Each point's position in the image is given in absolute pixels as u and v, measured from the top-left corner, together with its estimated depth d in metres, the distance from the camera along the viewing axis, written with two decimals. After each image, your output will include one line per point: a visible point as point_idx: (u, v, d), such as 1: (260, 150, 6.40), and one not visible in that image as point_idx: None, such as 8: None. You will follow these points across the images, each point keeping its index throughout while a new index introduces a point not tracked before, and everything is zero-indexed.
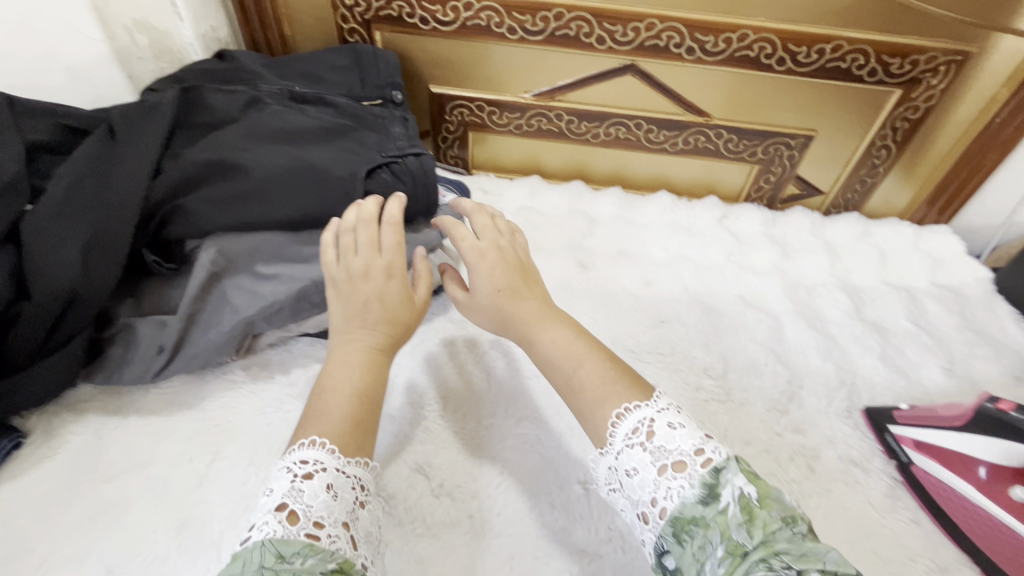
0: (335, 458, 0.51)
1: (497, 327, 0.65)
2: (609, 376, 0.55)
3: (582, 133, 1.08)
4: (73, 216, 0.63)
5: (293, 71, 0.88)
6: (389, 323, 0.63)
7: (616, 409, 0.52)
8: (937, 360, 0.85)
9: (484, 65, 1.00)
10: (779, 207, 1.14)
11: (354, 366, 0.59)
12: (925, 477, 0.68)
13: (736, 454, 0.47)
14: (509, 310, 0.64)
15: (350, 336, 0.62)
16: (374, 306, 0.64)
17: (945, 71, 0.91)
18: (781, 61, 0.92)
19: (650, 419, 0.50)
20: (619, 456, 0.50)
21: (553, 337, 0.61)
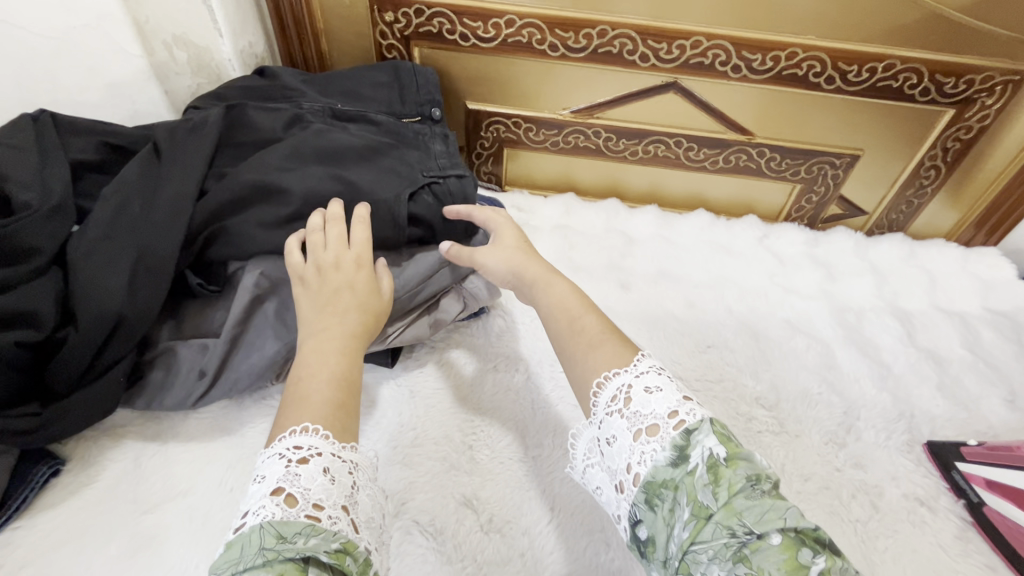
0: (330, 443, 0.48)
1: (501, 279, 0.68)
2: (605, 329, 0.58)
3: (620, 151, 1.06)
4: (121, 239, 0.62)
5: (338, 87, 0.85)
6: (360, 309, 0.61)
7: (599, 376, 0.53)
8: (998, 392, 0.81)
9: (523, 81, 0.98)
10: (820, 227, 1.12)
11: (329, 354, 0.56)
12: (1000, 520, 0.64)
13: (712, 417, 0.48)
14: (516, 266, 0.67)
15: (323, 326, 0.59)
16: (344, 294, 0.62)
17: (1002, 91, 0.89)
18: (830, 79, 0.90)
19: (627, 386, 0.50)
20: (601, 424, 0.51)
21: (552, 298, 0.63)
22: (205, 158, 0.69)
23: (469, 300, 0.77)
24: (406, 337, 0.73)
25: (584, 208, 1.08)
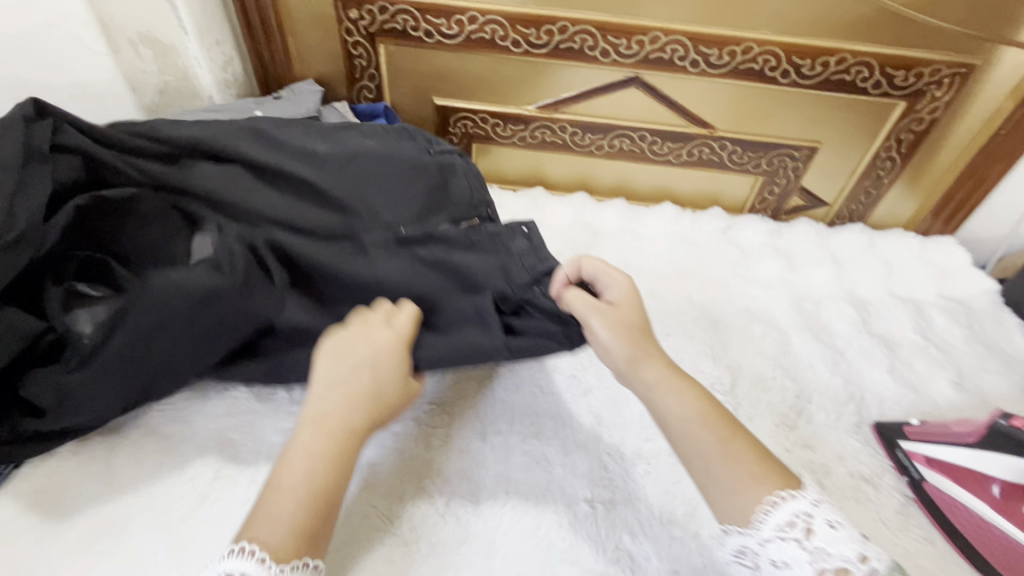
0: (265, 568, 0.44)
1: (621, 357, 0.59)
2: (758, 470, 0.51)
3: (586, 145, 1.07)
4: (113, 389, 0.57)
5: (354, 148, 0.73)
6: (372, 400, 0.55)
7: (768, 497, 0.49)
8: (946, 374, 0.84)
9: (488, 77, 1.00)
10: (783, 218, 1.14)
11: (317, 458, 0.51)
12: (939, 495, 0.67)
13: (895, 561, 0.47)
14: (642, 351, 0.60)
15: (320, 417, 0.53)
16: (363, 370, 0.56)
17: (950, 83, 0.92)
18: (786, 73, 0.92)
19: (806, 514, 0.47)
20: (766, 543, 0.48)
21: (694, 407, 0.56)
22: (237, 307, 0.59)
23: None
24: None
25: (552, 202, 1.10)
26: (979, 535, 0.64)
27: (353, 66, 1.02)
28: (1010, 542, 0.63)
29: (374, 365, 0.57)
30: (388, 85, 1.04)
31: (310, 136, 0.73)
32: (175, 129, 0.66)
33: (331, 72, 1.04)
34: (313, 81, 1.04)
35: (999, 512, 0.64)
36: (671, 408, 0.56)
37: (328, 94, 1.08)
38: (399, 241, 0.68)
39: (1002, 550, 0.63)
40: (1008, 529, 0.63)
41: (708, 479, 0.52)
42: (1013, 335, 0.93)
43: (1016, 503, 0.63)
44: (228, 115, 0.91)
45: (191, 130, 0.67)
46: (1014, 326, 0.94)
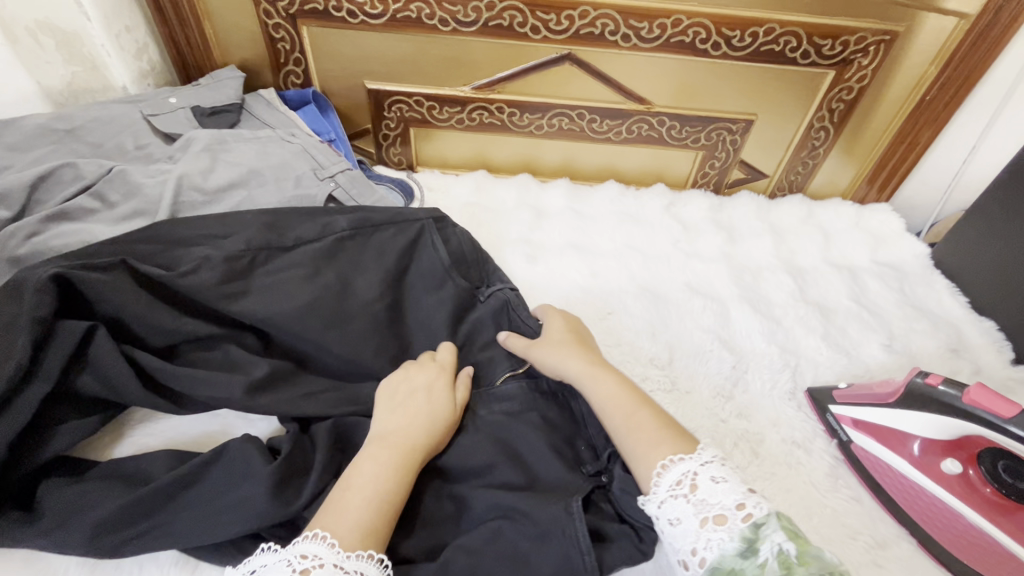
0: (335, 553, 0.46)
1: (554, 363, 0.67)
2: (656, 429, 0.56)
3: (525, 126, 1.05)
4: (115, 530, 0.53)
5: (422, 300, 0.74)
6: (431, 424, 0.59)
7: (662, 459, 0.53)
8: (878, 338, 0.86)
9: (419, 58, 0.97)
10: (726, 191, 1.15)
11: (385, 468, 0.54)
12: (865, 455, 0.69)
13: (777, 510, 0.48)
14: (572, 353, 0.67)
15: (385, 434, 0.57)
16: (419, 396, 0.62)
17: (875, 51, 0.93)
18: (716, 45, 0.92)
19: (693, 471, 0.51)
20: (662, 504, 0.51)
21: (617, 399, 0.61)
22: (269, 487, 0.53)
23: None
24: None
25: (494, 185, 1.08)
26: (901, 490, 0.66)
27: (276, 50, 0.98)
28: (928, 496, 0.64)
29: (427, 390, 0.63)
30: (315, 69, 1.00)
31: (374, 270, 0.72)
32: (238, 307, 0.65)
33: (255, 58, 1.00)
34: (236, 67, 0.99)
35: (917, 467, 0.66)
36: (598, 398, 0.61)
37: (254, 80, 1.03)
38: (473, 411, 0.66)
39: (921, 504, 0.64)
40: (926, 483, 0.65)
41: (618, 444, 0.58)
42: (942, 296, 0.95)
43: (933, 459, 0.66)
44: (138, 105, 0.85)
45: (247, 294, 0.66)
46: (943, 287, 0.96)
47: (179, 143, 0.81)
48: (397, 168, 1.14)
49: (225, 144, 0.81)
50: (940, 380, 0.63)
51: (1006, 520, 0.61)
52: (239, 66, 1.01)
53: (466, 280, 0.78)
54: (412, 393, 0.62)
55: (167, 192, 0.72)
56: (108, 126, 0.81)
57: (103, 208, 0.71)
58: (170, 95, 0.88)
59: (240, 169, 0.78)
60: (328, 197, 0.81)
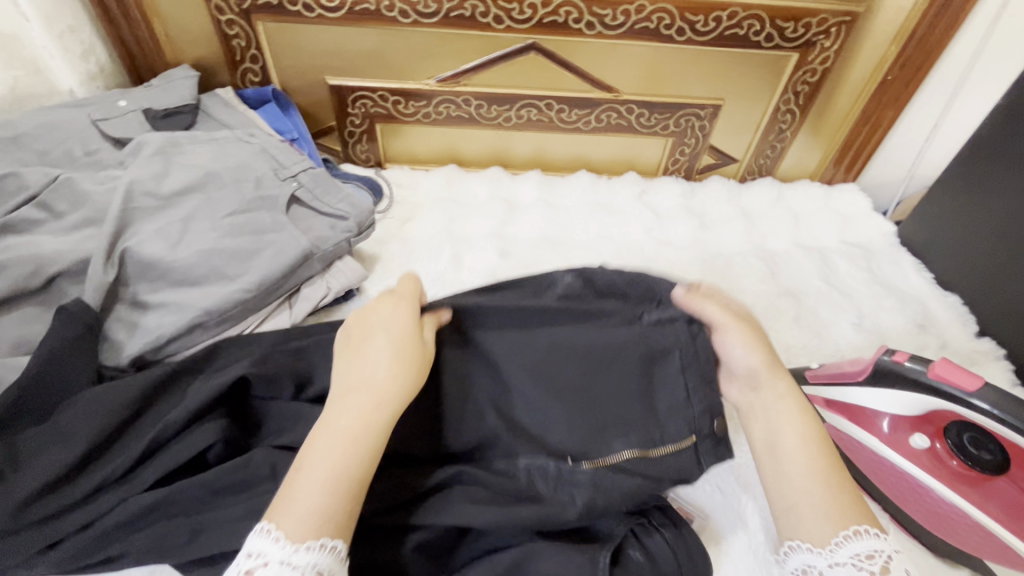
0: (279, 547, 0.42)
1: (755, 364, 0.57)
2: (836, 488, 0.50)
3: (493, 118, 1.04)
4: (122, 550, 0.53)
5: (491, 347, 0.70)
6: (397, 368, 0.51)
7: (852, 529, 0.47)
8: (848, 317, 0.87)
9: (381, 52, 0.95)
10: (696, 177, 1.15)
11: (343, 441, 0.46)
12: (836, 434, 0.70)
13: None
14: (775, 364, 0.57)
15: (347, 391, 0.50)
16: (379, 336, 0.53)
17: (837, 33, 0.93)
18: (681, 31, 0.91)
19: (886, 553, 0.45)
20: (834, 568, 0.46)
21: (806, 432, 0.54)
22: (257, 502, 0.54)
23: (332, 286, 0.77)
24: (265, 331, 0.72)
25: (465, 179, 1.06)
26: (873, 467, 0.67)
27: (231, 47, 0.95)
28: (901, 472, 0.65)
29: (393, 326, 0.54)
30: (274, 66, 0.97)
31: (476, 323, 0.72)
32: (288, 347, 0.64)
33: (210, 55, 0.96)
34: (189, 67, 0.95)
35: (889, 445, 0.66)
36: (789, 426, 0.54)
37: (210, 79, 1.00)
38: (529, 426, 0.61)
39: (894, 481, 0.65)
40: (898, 459, 0.65)
41: (790, 487, 0.51)
42: (908, 273, 0.97)
43: (904, 434, 0.66)
44: (86, 109, 0.81)
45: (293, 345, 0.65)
46: (909, 264, 0.98)
47: (130, 147, 0.78)
48: (365, 165, 1.11)
49: (178, 147, 0.78)
50: (906, 356, 0.64)
51: (974, 491, 0.61)
52: (193, 65, 0.98)
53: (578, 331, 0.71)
54: (366, 338, 0.53)
55: (116, 200, 0.69)
56: (53, 132, 0.77)
57: (50, 219, 0.68)
58: (120, 98, 0.85)
59: (195, 173, 0.75)
60: (291, 198, 0.79)
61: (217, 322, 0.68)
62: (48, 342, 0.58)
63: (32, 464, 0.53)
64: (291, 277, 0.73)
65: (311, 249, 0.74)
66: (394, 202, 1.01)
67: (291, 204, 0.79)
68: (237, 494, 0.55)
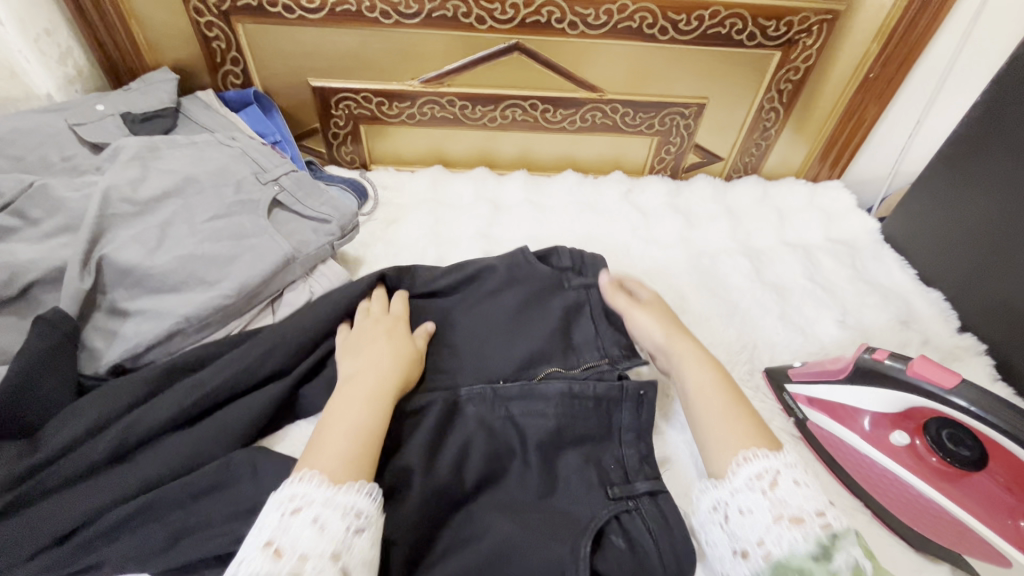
0: (323, 488, 0.47)
1: (658, 334, 0.67)
2: (730, 412, 0.57)
3: (478, 119, 1.03)
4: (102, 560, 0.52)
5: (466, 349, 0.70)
6: (394, 360, 0.63)
7: (743, 451, 0.53)
8: (832, 314, 0.88)
9: (364, 53, 0.94)
10: (682, 176, 1.15)
11: (358, 407, 0.55)
12: (819, 431, 0.71)
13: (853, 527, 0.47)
14: (675, 330, 0.68)
15: (354, 380, 0.59)
16: (381, 340, 0.65)
17: (818, 31, 0.94)
18: (663, 30, 0.91)
19: (775, 469, 0.50)
20: (735, 492, 0.51)
21: (708, 378, 0.61)
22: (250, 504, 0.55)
23: (316, 290, 0.76)
24: None
25: (450, 180, 1.06)
26: (855, 464, 0.68)
27: (212, 49, 0.94)
28: (881, 469, 0.66)
29: (388, 334, 0.66)
30: (255, 67, 0.96)
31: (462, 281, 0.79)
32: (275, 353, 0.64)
33: (190, 58, 0.95)
34: (169, 69, 0.94)
35: (869, 442, 0.67)
36: (692, 377, 0.61)
37: (191, 82, 0.99)
38: (499, 394, 0.65)
39: (875, 478, 0.66)
40: (878, 457, 0.66)
41: (701, 430, 0.57)
42: (892, 270, 0.97)
43: (884, 431, 0.67)
44: (62, 114, 0.80)
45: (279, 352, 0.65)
46: (892, 261, 0.99)
47: (107, 152, 0.77)
48: (350, 167, 1.11)
49: (156, 152, 0.78)
50: (886, 354, 0.64)
51: (953, 487, 0.62)
52: (173, 67, 0.97)
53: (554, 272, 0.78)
54: (372, 340, 0.65)
55: (91, 206, 0.68)
56: (28, 138, 0.76)
57: (26, 226, 0.67)
58: (97, 102, 0.84)
59: (173, 178, 0.75)
60: (272, 201, 0.78)
61: (198, 328, 0.67)
62: (30, 351, 0.58)
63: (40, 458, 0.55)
64: (272, 282, 0.73)
65: (293, 253, 0.74)
66: (379, 203, 1.01)
67: (273, 208, 0.78)
68: (218, 503, 0.55)
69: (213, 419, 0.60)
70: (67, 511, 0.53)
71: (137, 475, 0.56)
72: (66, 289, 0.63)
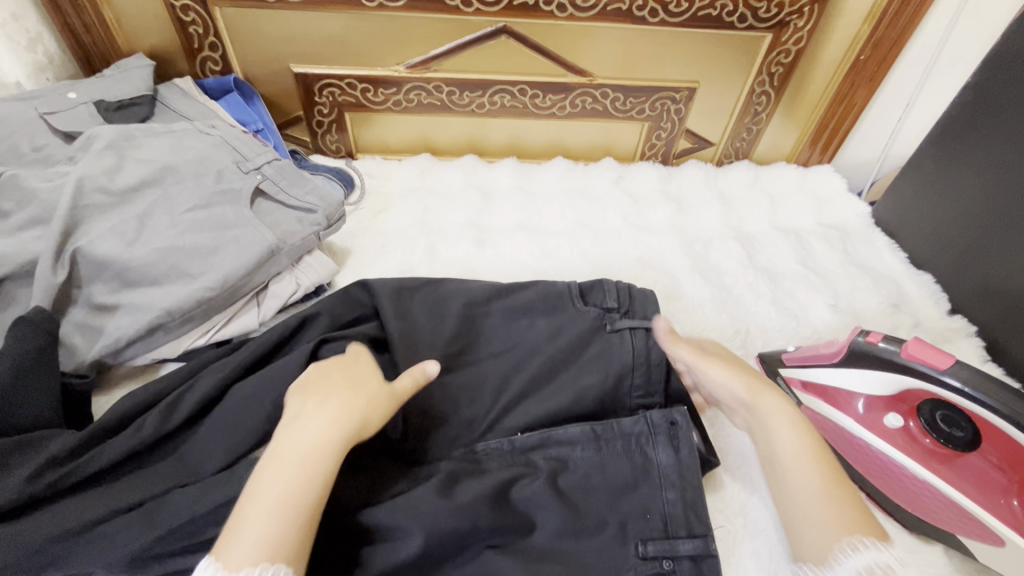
0: None
1: (739, 388, 0.58)
2: (832, 485, 0.49)
3: (466, 105, 1.01)
4: None
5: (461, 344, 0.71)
6: (351, 402, 0.50)
7: (848, 539, 0.46)
8: (824, 298, 0.88)
9: (348, 38, 0.91)
10: (674, 161, 1.14)
11: (292, 474, 0.44)
12: (814, 416, 0.71)
13: None
14: (759, 384, 0.58)
15: (297, 421, 0.48)
16: (337, 377, 0.53)
17: (810, 12, 0.93)
18: (654, 12, 0.90)
19: (888, 565, 0.44)
20: None
21: (798, 438, 0.52)
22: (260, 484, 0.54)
23: (302, 281, 0.74)
24: (230, 332, 0.69)
25: (439, 168, 1.04)
26: (849, 448, 0.68)
27: (188, 35, 0.91)
28: (873, 451, 0.66)
29: (349, 373, 0.54)
30: (235, 54, 0.93)
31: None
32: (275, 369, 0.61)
33: (166, 44, 0.92)
34: (145, 56, 0.91)
35: (862, 425, 0.67)
36: (783, 433, 0.53)
37: (168, 69, 0.96)
38: (517, 446, 0.62)
39: (868, 460, 0.66)
40: (870, 439, 0.66)
41: (789, 496, 0.50)
42: (883, 254, 0.98)
43: (878, 414, 0.67)
44: (32, 102, 0.76)
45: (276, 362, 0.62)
46: (883, 244, 0.99)
47: (80, 141, 0.74)
48: (336, 156, 1.08)
49: (133, 141, 0.75)
50: (881, 337, 0.64)
51: (947, 468, 0.63)
52: (149, 54, 0.94)
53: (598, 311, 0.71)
54: (328, 377, 0.53)
55: (64, 197, 0.66)
56: None
57: None
58: (69, 90, 0.80)
59: (152, 167, 0.72)
60: (255, 191, 0.76)
61: (180, 322, 0.65)
62: (8, 356, 0.55)
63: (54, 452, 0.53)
64: (256, 274, 0.70)
65: (277, 244, 0.71)
66: (367, 193, 0.99)
67: (257, 198, 0.76)
68: None
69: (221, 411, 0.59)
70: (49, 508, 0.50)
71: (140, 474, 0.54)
72: (39, 284, 0.61)
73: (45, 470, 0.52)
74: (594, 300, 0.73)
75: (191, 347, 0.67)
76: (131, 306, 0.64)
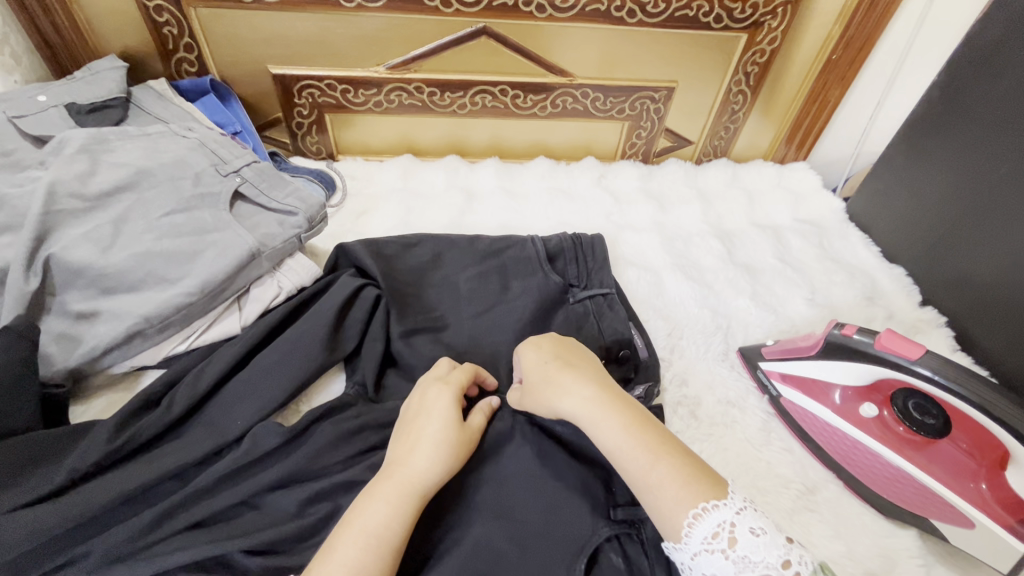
0: None
1: (547, 389, 0.60)
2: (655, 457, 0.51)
3: (447, 106, 1.01)
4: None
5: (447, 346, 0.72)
6: (448, 444, 0.55)
7: (693, 509, 0.48)
8: (802, 292, 0.90)
9: (326, 38, 0.91)
10: (654, 160, 1.15)
11: (384, 513, 0.49)
12: (793, 407, 0.72)
13: (818, 561, 0.47)
14: (560, 375, 0.60)
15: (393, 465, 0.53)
16: (420, 414, 0.58)
17: (783, 13, 0.95)
18: (632, 13, 0.91)
19: (730, 523, 0.47)
20: (696, 557, 0.47)
21: (613, 418, 0.55)
22: (261, 486, 0.56)
23: (284, 284, 0.73)
24: (211, 337, 0.68)
25: (422, 170, 1.04)
26: (826, 437, 0.70)
27: (162, 36, 0.89)
28: (853, 442, 0.68)
29: (439, 412, 0.57)
30: (210, 55, 0.92)
31: (471, 267, 0.78)
32: (268, 362, 0.64)
33: (139, 45, 0.91)
34: (117, 57, 0.89)
35: (838, 414, 0.69)
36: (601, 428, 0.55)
37: (141, 70, 0.94)
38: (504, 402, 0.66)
39: (847, 450, 0.68)
40: (846, 428, 0.68)
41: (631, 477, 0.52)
42: (857, 248, 1.00)
43: (854, 405, 0.69)
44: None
45: (270, 361, 0.64)
46: (858, 239, 1.01)
47: (51, 145, 0.72)
48: (317, 158, 1.07)
49: (106, 144, 0.73)
50: (855, 329, 0.66)
51: (918, 454, 0.65)
52: (122, 56, 0.92)
53: (562, 278, 0.79)
54: (417, 414, 0.58)
55: (35, 203, 0.64)
56: None
57: None
58: (39, 93, 0.79)
59: (126, 170, 0.71)
60: (233, 193, 0.75)
61: (158, 330, 0.64)
62: None
63: (58, 459, 0.55)
64: (236, 278, 0.69)
65: (258, 247, 0.70)
66: (349, 194, 0.98)
67: (235, 201, 0.75)
68: (201, 502, 0.55)
69: (220, 408, 0.61)
70: (40, 520, 0.50)
71: (141, 474, 0.55)
72: (10, 292, 0.60)
73: (48, 476, 0.53)
74: (559, 266, 0.80)
75: (170, 353, 0.66)
76: (109, 313, 0.63)
